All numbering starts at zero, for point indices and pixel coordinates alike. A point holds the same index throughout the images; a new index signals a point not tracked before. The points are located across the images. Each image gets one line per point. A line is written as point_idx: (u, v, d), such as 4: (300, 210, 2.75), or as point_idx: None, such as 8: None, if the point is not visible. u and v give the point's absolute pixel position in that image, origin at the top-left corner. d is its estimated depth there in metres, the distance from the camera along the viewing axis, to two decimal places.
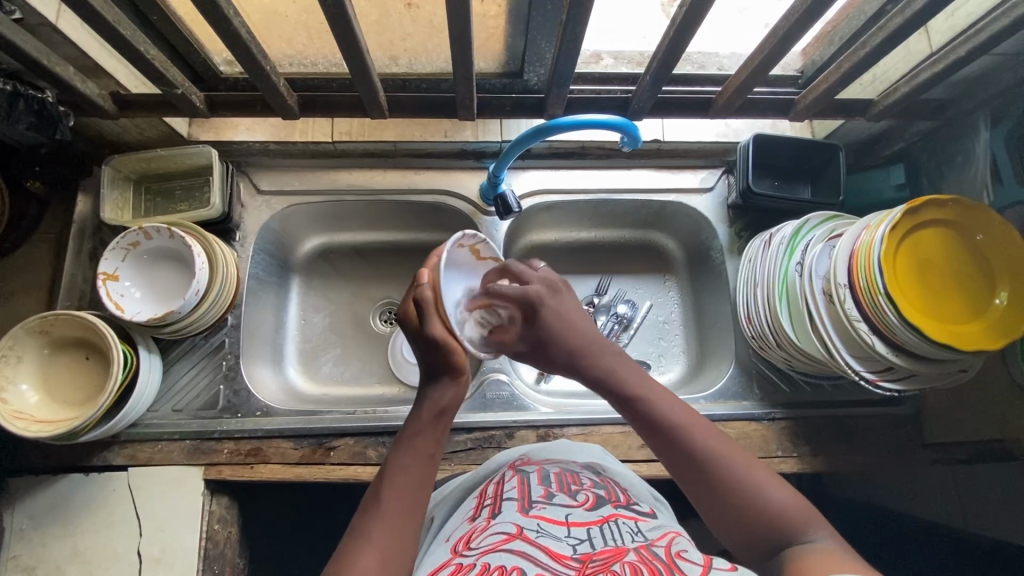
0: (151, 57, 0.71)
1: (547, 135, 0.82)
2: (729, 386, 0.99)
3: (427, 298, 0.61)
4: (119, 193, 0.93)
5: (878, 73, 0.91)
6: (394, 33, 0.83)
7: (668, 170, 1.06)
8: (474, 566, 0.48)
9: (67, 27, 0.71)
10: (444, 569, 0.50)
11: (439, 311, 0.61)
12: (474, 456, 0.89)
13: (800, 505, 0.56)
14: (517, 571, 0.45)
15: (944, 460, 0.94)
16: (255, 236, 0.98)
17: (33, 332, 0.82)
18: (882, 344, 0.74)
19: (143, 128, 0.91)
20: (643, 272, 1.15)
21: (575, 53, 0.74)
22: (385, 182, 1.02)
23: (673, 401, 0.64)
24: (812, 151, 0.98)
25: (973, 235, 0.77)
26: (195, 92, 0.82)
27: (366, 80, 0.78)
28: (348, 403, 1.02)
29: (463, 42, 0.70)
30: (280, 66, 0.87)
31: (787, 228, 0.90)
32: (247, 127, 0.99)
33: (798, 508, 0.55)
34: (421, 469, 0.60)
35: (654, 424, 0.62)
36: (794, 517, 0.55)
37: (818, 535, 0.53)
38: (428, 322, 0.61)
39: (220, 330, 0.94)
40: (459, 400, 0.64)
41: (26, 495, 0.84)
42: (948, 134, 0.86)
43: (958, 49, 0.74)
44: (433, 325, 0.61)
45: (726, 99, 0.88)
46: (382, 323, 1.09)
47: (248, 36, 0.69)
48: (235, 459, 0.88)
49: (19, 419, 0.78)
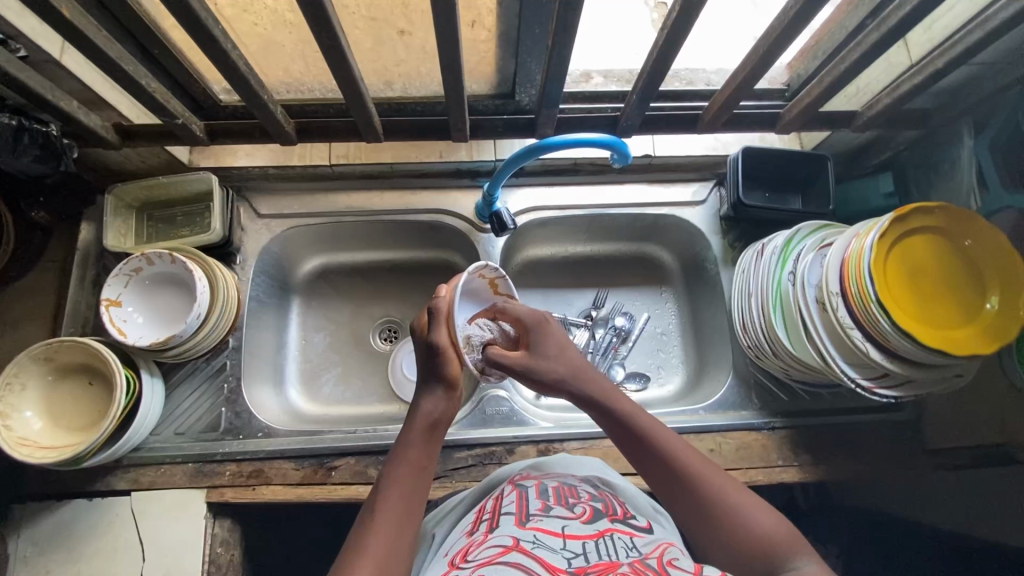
0: (152, 90, 0.73)
1: (538, 154, 0.84)
2: (728, 396, 0.99)
3: (440, 309, 0.68)
4: (122, 220, 0.95)
5: (862, 85, 0.93)
6: (388, 59, 0.85)
7: (660, 184, 1.08)
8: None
9: (71, 63, 0.74)
10: None
11: (448, 323, 0.68)
12: (475, 472, 0.89)
13: (784, 530, 0.57)
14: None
15: (946, 466, 0.94)
16: (256, 258, 1.00)
17: (38, 359, 0.83)
18: (876, 351, 0.75)
19: (145, 157, 0.93)
20: (640, 284, 1.16)
21: (562, 75, 0.76)
22: (381, 203, 1.04)
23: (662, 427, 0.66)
24: (800, 162, 0.99)
25: (962, 240, 0.78)
26: (195, 121, 0.84)
27: (361, 105, 0.80)
28: (349, 422, 1.02)
29: (454, 67, 0.72)
30: (277, 93, 0.89)
31: (779, 238, 0.92)
32: (246, 153, 1.02)
33: (781, 530, 0.57)
34: (414, 480, 0.61)
35: (640, 446, 0.65)
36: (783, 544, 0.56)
37: (802, 560, 0.54)
38: (437, 330, 0.67)
39: (222, 352, 0.95)
40: (449, 412, 0.67)
41: (31, 521, 0.85)
42: (933, 143, 0.88)
43: (937, 60, 0.76)
44: (440, 332, 0.67)
45: (713, 115, 0.89)
46: (382, 341, 1.10)
47: (245, 67, 0.71)
48: (237, 480, 0.88)
49: (24, 446, 0.79)
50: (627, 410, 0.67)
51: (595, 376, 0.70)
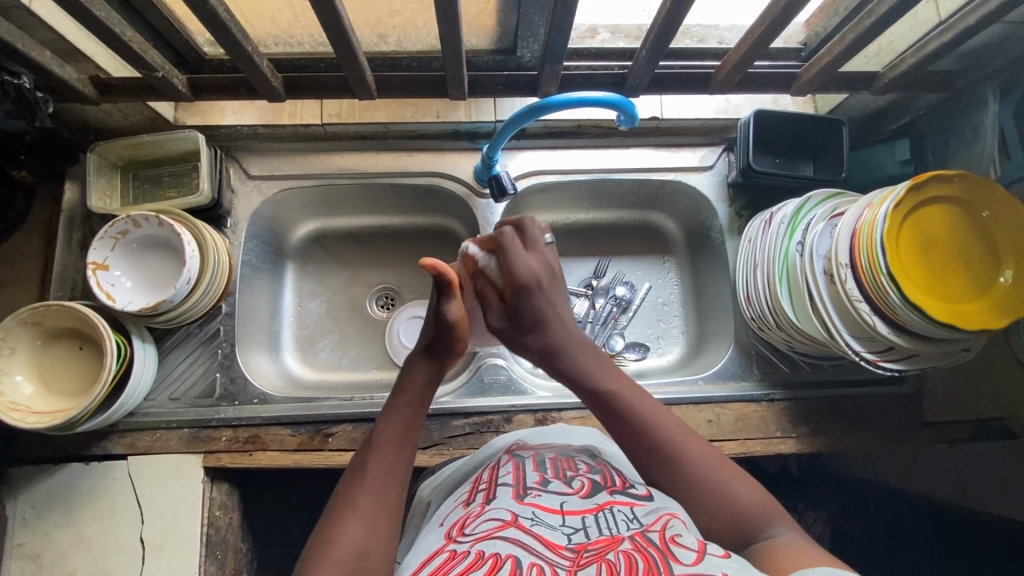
0: (128, 39, 0.69)
1: (541, 114, 0.80)
2: (728, 367, 0.98)
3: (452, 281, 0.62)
4: (106, 180, 0.91)
5: (884, 44, 0.87)
6: (381, 10, 0.80)
7: (667, 149, 1.04)
8: (468, 554, 0.48)
9: (42, 9, 0.68)
10: (437, 556, 0.50)
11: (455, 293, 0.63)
12: (472, 440, 0.89)
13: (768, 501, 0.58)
14: (511, 559, 0.46)
15: (944, 439, 0.94)
16: (247, 222, 0.97)
17: (26, 324, 0.81)
18: (884, 325, 0.73)
19: (128, 113, 0.89)
20: (642, 252, 1.14)
21: (567, 27, 0.71)
22: (377, 165, 1.00)
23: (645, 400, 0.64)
24: (813, 126, 0.95)
25: (980, 211, 0.75)
26: (177, 74, 0.79)
27: (352, 59, 0.75)
28: (346, 389, 1.02)
29: (452, 18, 0.67)
30: (265, 46, 0.84)
31: (788, 207, 0.88)
32: (234, 110, 0.96)
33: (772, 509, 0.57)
34: (403, 439, 0.60)
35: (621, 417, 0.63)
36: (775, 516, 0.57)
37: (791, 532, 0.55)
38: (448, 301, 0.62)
39: (215, 318, 0.93)
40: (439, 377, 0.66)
41: (29, 484, 0.85)
42: (956, 107, 0.84)
43: (970, 17, 0.71)
44: (451, 305, 0.63)
45: (726, 74, 0.84)
46: (379, 309, 1.08)
47: (227, 14, 0.66)
48: (234, 446, 0.88)
49: (16, 411, 0.78)
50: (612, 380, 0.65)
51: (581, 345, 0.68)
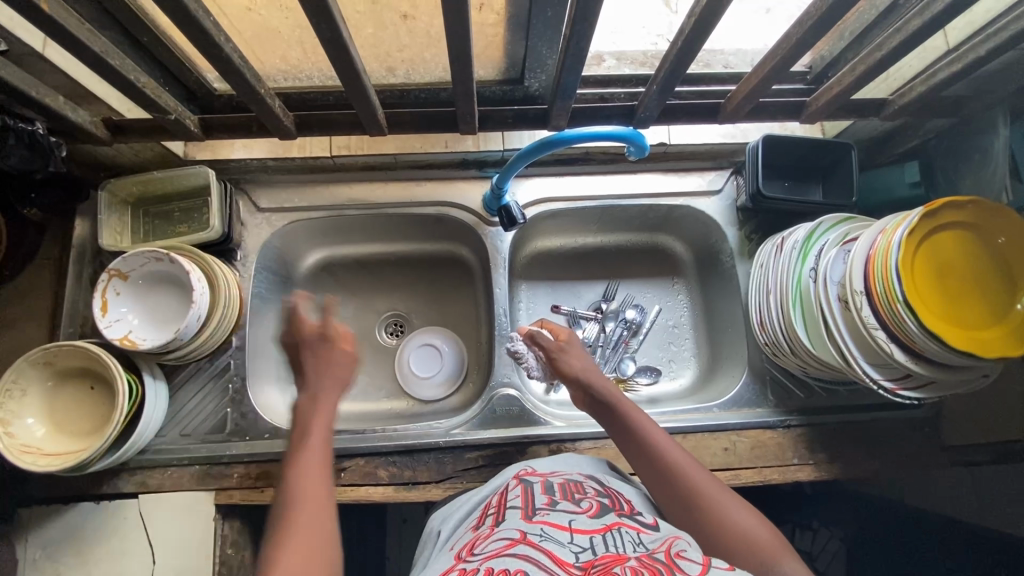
0: (142, 85, 0.69)
1: (550, 148, 0.80)
2: (743, 393, 0.97)
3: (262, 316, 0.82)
4: (117, 217, 0.91)
5: (893, 72, 0.87)
6: (390, 45, 0.81)
7: (674, 174, 1.04)
8: (477, 571, 0.47)
9: (55, 56, 0.69)
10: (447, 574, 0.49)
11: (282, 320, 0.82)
12: (485, 473, 0.88)
13: (771, 534, 0.61)
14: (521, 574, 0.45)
15: (961, 462, 0.93)
16: (256, 255, 0.97)
17: (37, 364, 0.81)
18: (900, 352, 0.72)
19: (138, 151, 0.89)
20: (652, 275, 1.13)
21: (579, 64, 0.71)
22: (385, 195, 1.01)
23: (653, 427, 0.72)
24: (822, 149, 0.95)
25: (994, 237, 0.75)
26: (189, 115, 0.79)
27: (362, 98, 0.75)
28: (357, 419, 1.01)
29: (462, 57, 0.68)
30: (274, 81, 0.85)
31: (799, 232, 0.88)
32: (243, 145, 0.97)
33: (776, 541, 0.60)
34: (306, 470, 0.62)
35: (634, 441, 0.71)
36: (780, 548, 0.59)
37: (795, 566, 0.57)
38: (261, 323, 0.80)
39: (225, 352, 0.93)
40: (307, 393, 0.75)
41: (40, 524, 0.84)
42: (965, 134, 0.83)
43: (980, 47, 0.71)
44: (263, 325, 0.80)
45: (736, 104, 0.83)
46: (388, 335, 1.09)
47: (241, 62, 0.66)
48: (246, 483, 0.87)
49: (27, 454, 0.78)
50: (624, 408, 0.74)
51: (603, 379, 0.79)
